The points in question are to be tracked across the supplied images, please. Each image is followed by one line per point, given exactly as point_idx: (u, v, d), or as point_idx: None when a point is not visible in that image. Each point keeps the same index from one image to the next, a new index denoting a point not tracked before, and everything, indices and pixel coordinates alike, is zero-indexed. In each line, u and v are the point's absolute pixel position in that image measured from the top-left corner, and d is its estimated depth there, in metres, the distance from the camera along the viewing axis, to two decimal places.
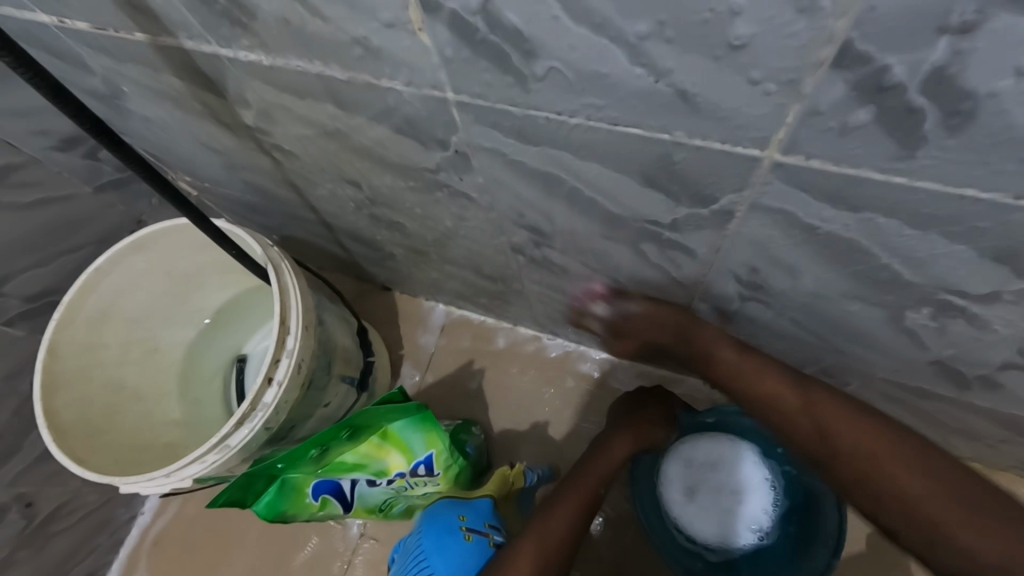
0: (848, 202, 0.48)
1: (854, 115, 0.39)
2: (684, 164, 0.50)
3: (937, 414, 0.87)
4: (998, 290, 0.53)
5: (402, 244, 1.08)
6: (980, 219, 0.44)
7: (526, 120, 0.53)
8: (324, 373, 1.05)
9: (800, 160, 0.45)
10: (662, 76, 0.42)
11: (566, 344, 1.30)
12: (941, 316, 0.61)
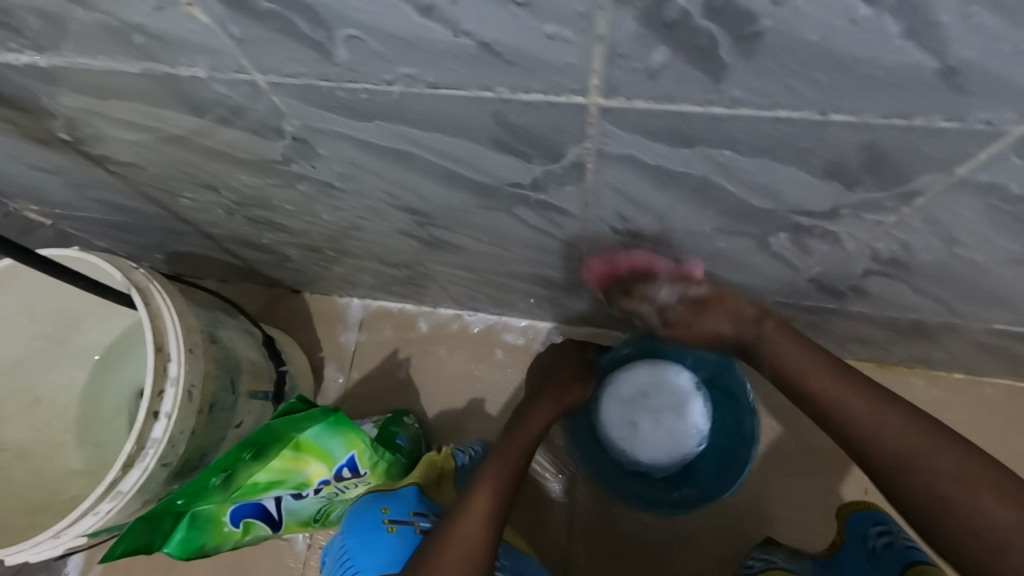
0: (683, 138, 0.50)
1: (651, 57, 0.41)
2: (521, 122, 0.51)
3: (827, 325, 0.94)
4: (836, 205, 0.58)
5: (296, 243, 1.06)
6: (807, 139, 0.47)
7: (348, 94, 0.53)
8: (227, 394, 1.05)
9: (623, 102, 0.46)
10: (458, 29, 0.41)
11: (488, 318, 1.32)
12: (799, 235, 0.66)
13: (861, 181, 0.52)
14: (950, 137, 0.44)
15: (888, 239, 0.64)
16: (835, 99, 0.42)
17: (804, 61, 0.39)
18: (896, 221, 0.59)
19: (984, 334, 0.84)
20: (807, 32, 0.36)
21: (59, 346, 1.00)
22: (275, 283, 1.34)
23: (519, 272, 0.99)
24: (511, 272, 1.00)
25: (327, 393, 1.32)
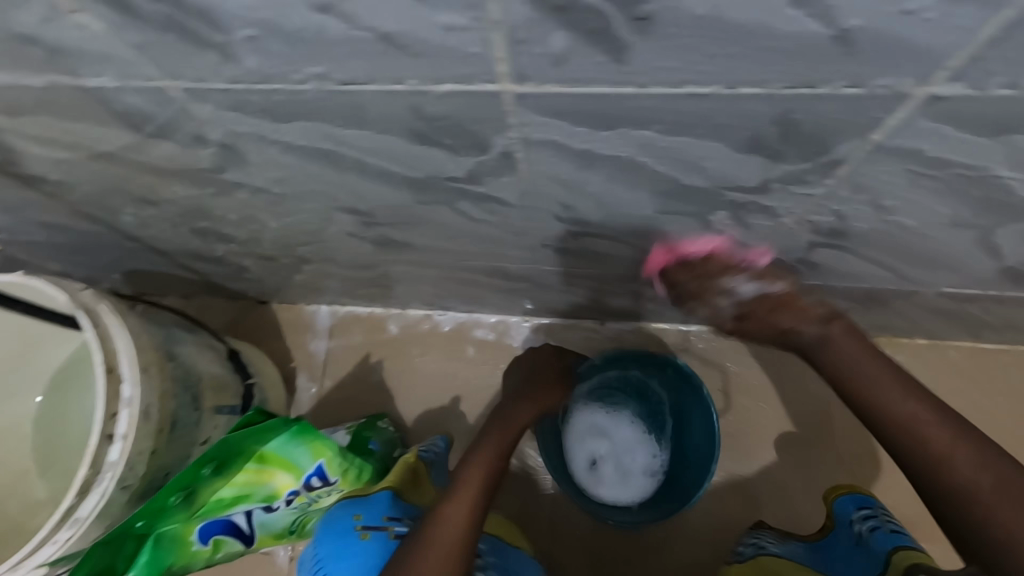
0: (771, 152, 0.40)
1: (750, 112, 0.36)
2: (670, 142, 0.40)
3: (928, 321, 0.85)
4: (956, 210, 0.46)
5: (256, 249, 0.84)
6: (847, 175, 0.42)
7: (452, 164, 0.47)
8: (190, 410, 0.82)
9: (645, 133, 0.39)
10: (493, 72, 0.34)
11: (457, 314, 1.12)
12: (818, 248, 0.58)
13: (940, 211, 0.47)
14: (978, 219, 0.48)
15: (990, 218, 0.47)
16: (834, 130, 0.37)
17: (856, 159, 0.40)
18: (1004, 227, 0.49)
19: (956, 341, 0.93)
20: (832, 79, 0.31)
21: (14, 366, 0.81)
22: (237, 294, 1.17)
23: (534, 297, 0.96)
24: (519, 294, 0.95)
25: (297, 408, 1.13)
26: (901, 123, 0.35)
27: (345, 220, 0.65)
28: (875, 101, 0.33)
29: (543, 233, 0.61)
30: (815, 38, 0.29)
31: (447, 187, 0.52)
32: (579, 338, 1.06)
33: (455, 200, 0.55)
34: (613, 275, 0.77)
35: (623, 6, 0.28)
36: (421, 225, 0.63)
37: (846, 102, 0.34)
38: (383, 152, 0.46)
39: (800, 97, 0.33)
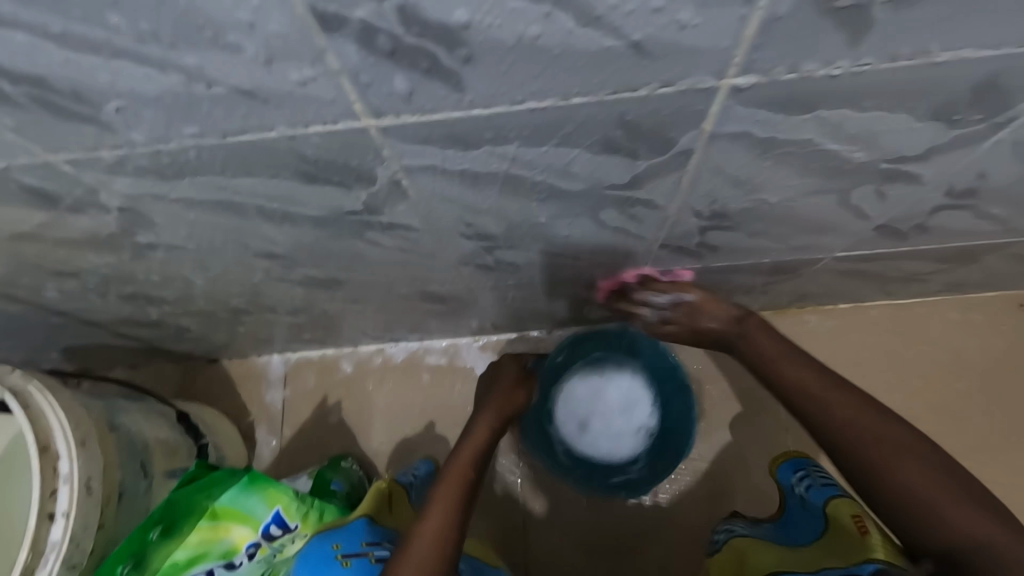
0: (629, 151, 0.44)
1: (589, 118, 0.40)
2: (534, 154, 0.44)
3: (843, 287, 0.91)
4: (809, 179, 0.51)
5: (188, 307, 0.84)
6: (700, 161, 0.47)
7: (347, 199, 0.50)
8: (138, 478, 0.81)
9: (509, 147, 0.43)
10: (349, 110, 0.37)
11: (409, 344, 1.13)
12: (709, 231, 0.63)
13: (796, 182, 0.52)
14: (832, 185, 0.52)
15: (843, 184, 0.52)
16: (670, 125, 0.41)
17: (700, 146, 0.44)
18: (858, 190, 0.54)
19: (874, 301, 0.98)
20: (642, 82, 0.36)
21: None
22: (184, 355, 1.15)
23: (476, 314, 0.98)
24: (461, 314, 0.97)
25: (259, 463, 1.11)
26: (721, 111, 0.39)
27: (267, 266, 0.67)
28: (690, 96, 0.38)
29: (457, 251, 0.65)
30: (613, 47, 0.33)
31: (351, 220, 0.55)
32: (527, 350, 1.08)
33: (363, 231, 0.57)
34: (541, 283, 0.80)
35: (442, 44, 0.32)
36: (340, 258, 0.65)
37: (667, 100, 0.38)
38: (281, 196, 0.49)
39: (627, 100, 0.38)
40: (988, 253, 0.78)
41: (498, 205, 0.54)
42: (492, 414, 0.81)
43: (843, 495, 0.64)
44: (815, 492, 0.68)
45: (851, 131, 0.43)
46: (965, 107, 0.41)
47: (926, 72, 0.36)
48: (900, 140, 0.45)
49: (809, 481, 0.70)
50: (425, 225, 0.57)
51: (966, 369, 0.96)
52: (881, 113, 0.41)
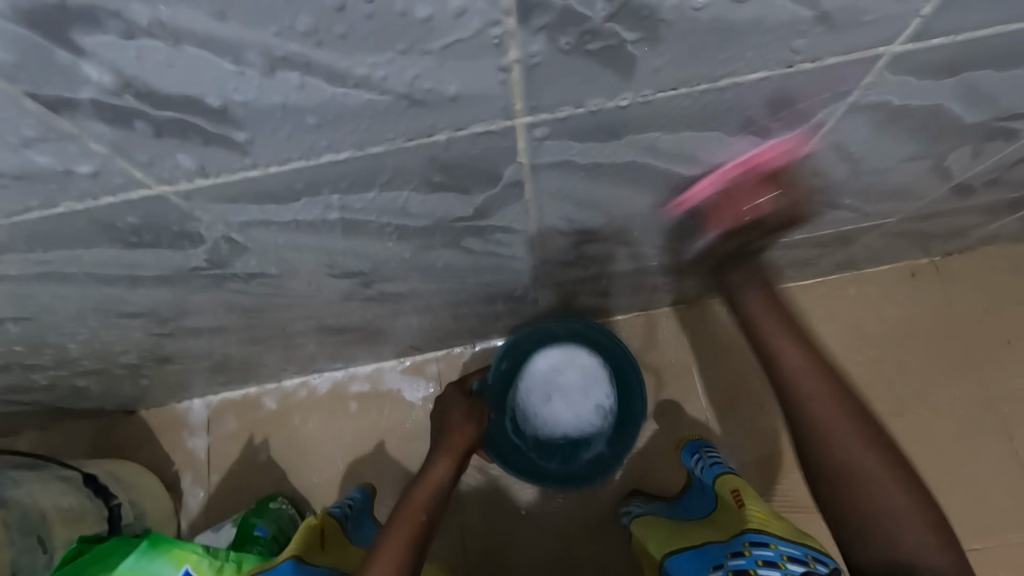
0: (459, 187, 0.44)
1: (398, 166, 0.39)
2: (362, 200, 0.43)
3: None
4: (655, 193, 0.52)
5: (74, 370, 0.79)
6: (536, 189, 0.47)
7: (185, 257, 0.48)
8: (34, 555, 0.79)
9: (329, 197, 0.42)
10: (134, 178, 0.36)
11: (334, 373, 1.11)
12: (583, 245, 0.63)
13: (643, 197, 0.52)
14: (677, 196, 0.54)
15: (690, 193, 0.53)
16: (484, 163, 0.41)
17: (528, 177, 0.45)
18: (707, 198, 0.56)
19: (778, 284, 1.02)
20: (431, 128, 0.36)
21: None
22: (96, 410, 1.10)
23: (391, 339, 0.97)
24: (376, 340, 0.95)
25: (186, 513, 1.07)
26: (530, 145, 0.40)
27: (139, 323, 0.64)
28: (491, 137, 0.38)
29: (333, 290, 0.63)
30: (386, 103, 0.33)
31: (203, 276, 0.53)
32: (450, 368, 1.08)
33: (221, 283, 0.55)
34: (441, 306, 0.79)
35: (202, 115, 0.32)
36: (214, 308, 0.63)
37: (467, 142, 0.38)
38: (110, 262, 0.47)
39: (422, 146, 0.38)
40: (864, 233, 0.81)
41: (354, 249, 0.53)
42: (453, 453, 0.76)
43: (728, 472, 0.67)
44: (708, 472, 0.70)
45: (669, 150, 0.44)
46: (767, 119, 0.42)
47: (709, 97, 0.38)
48: (722, 152, 0.46)
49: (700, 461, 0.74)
50: (285, 273, 0.55)
51: (867, 342, 1.00)
52: (687, 132, 0.42)
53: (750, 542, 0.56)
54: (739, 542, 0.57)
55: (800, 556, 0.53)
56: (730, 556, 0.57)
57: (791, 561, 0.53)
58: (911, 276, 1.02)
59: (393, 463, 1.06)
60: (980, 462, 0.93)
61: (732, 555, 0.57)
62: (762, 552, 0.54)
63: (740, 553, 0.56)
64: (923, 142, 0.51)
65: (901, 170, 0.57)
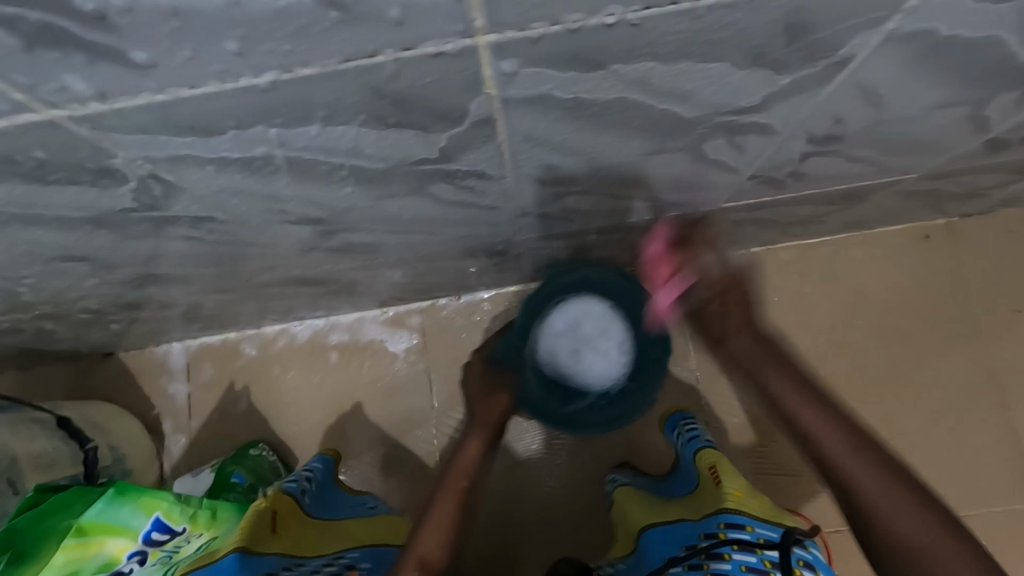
0: (415, 125, 0.37)
1: (339, 96, 0.33)
2: (303, 139, 0.37)
3: (743, 234, 0.88)
4: (649, 139, 0.45)
5: (29, 316, 0.74)
6: (509, 129, 0.40)
7: (107, 199, 0.41)
8: (5, 497, 0.78)
9: (262, 133, 0.35)
10: (14, 103, 0.29)
11: (314, 322, 1.08)
12: (569, 196, 0.57)
13: (635, 143, 0.46)
14: (675, 143, 0.47)
15: (688, 140, 0.47)
16: (444, 96, 0.35)
17: (498, 114, 0.38)
18: (708, 146, 0.49)
19: (780, 243, 0.96)
20: (373, 47, 0.29)
21: None
22: (72, 354, 1.07)
23: (370, 291, 0.92)
24: (354, 291, 0.91)
25: (167, 458, 1.06)
26: (497, 73, 0.33)
27: (84, 270, 0.59)
28: (447, 61, 0.31)
29: (292, 239, 0.58)
30: (309, 11, 0.26)
31: (136, 219, 0.46)
32: (433, 321, 1.05)
33: (162, 228, 0.49)
34: (418, 259, 0.74)
35: (73, 18, 0.25)
36: (162, 257, 0.57)
37: (419, 67, 0.31)
38: (19, 201, 0.40)
39: (364, 70, 0.31)
40: (881, 191, 0.74)
41: (307, 196, 0.47)
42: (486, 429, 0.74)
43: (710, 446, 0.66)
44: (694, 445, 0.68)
45: (664, 86, 0.37)
46: (785, 49, 0.35)
47: (716, 17, 0.31)
48: (728, 89, 0.39)
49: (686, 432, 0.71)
50: (230, 221, 0.49)
51: (868, 306, 0.95)
52: (685, 63, 0.35)
53: (725, 524, 0.56)
54: (714, 522, 0.57)
55: (771, 538, 0.55)
56: (703, 537, 0.56)
57: (765, 544, 0.54)
58: (919, 238, 0.95)
59: (375, 414, 1.04)
60: (976, 432, 0.90)
61: (704, 536, 0.56)
62: (737, 535, 0.54)
63: (716, 535, 0.55)
64: (962, 84, 0.44)
65: (931, 119, 0.50)
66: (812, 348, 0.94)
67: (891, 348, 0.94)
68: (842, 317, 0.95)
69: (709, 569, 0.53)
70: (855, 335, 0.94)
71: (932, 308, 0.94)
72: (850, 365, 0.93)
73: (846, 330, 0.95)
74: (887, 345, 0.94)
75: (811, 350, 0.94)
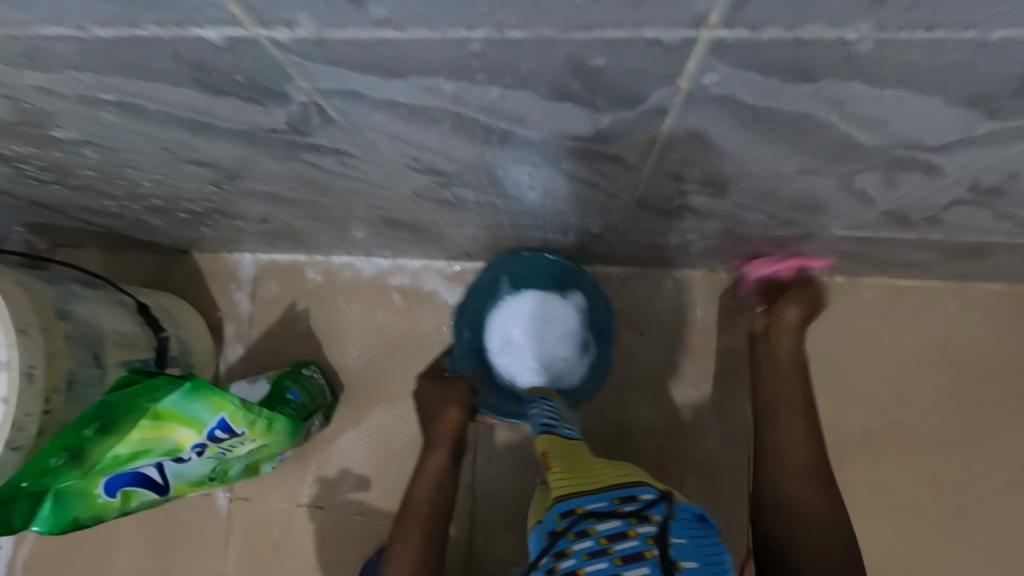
0: (589, 103, 0.37)
1: (536, 64, 0.32)
2: (476, 94, 0.36)
3: (837, 262, 0.84)
4: (808, 157, 0.43)
5: (138, 206, 0.77)
6: (676, 123, 0.39)
7: (265, 116, 0.42)
8: (90, 368, 0.80)
9: (440, 83, 0.35)
10: (235, 15, 0.30)
11: (381, 261, 1.10)
12: (689, 195, 0.55)
13: (791, 158, 0.43)
14: (830, 166, 0.45)
15: (847, 166, 0.44)
16: (635, 82, 0.34)
17: (676, 107, 0.37)
18: (862, 175, 0.46)
19: (869, 279, 0.92)
20: (600, 22, 0.28)
21: None
22: (153, 244, 1.12)
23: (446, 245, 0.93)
24: (431, 242, 0.91)
25: (224, 359, 1.12)
26: (700, 67, 0.32)
27: (206, 174, 0.60)
28: (662, 49, 0.30)
29: (408, 184, 0.58)
30: None
31: (278, 140, 0.47)
32: None
33: (296, 151, 0.50)
34: (510, 224, 0.74)
35: None
36: (281, 176, 0.58)
37: (628, 50, 0.30)
38: (186, 103, 0.41)
39: (578, 44, 0.30)
40: (1009, 250, 0.70)
41: (446, 149, 0.46)
42: (441, 449, 0.74)
43: (552, 430, 0.66)
44: (535, 429, 0.68)
45: (856, 111, 0.35)
46: (1010, 97, 0.33)
47: (959, 55, 0.29)
48: (921, 127, 0.37)
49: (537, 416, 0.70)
50: (360, 157, 0.50)
51: (947, 360, 0.91)
52: (895, 93, 0.33)
53: (560, 514, 0.55)
54: (550, 517, 0.55)
55: (603, 508, 0.54)
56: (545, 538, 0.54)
57: (594, 518, 0.53)
58: (1017, 302, 0.90)
59: (423, 361, 1.07)
60: None
61: (548, 535, 0.54)
62: (570, 523, 0.53)
63: (555, 533, 0.53)
64: None
65: None
66: (872, 389, 0.91)
67: (955, 403, 0.90)
68: (910, 365, 0.91)
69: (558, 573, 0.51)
70: (919, 385, 0.91)
71: (1013, 375, 0.89)
72: (906, 415, 0.90)
73: (912, 379, 0.91)
74: (955, 402, 0.90)
75: (871, 390, 0.91)
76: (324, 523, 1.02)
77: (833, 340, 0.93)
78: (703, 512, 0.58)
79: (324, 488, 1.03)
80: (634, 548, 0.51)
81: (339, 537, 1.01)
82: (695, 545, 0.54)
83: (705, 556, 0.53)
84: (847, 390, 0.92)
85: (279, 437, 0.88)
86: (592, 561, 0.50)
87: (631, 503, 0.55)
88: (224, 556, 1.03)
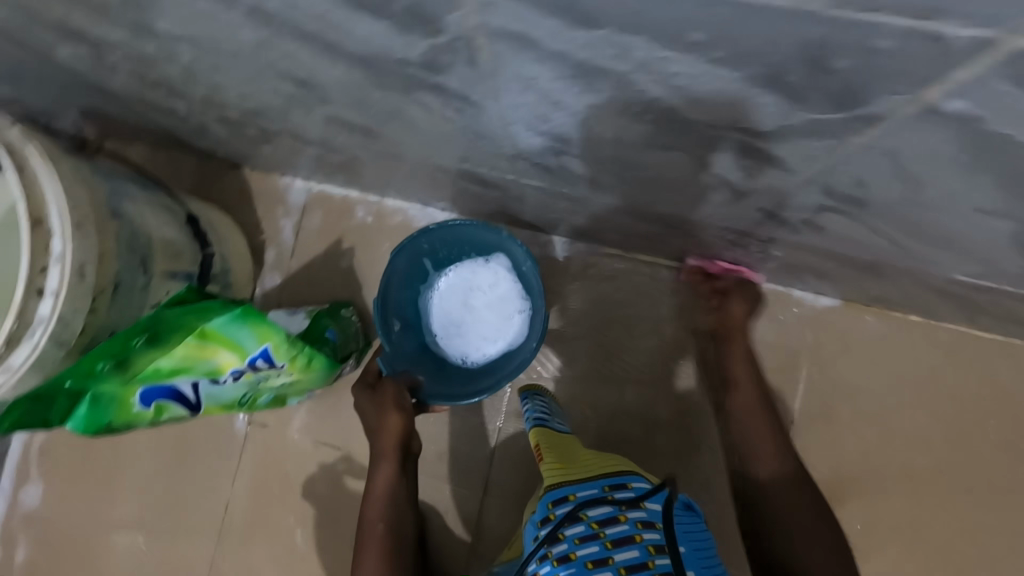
0: (798, 96, 0.31)
1: (769, 40, 0.27)
2: (668, 63, 0.31)
3: (927, 302, 0.78)
4: (1003, 198, 0.38)
5: (208, 113, 0.73)
6: (882, 134, 0.33)
7: (403, 45, 0.37)
8: (136, 273, 0.77)
9: (635, 41, 0.30)
10: None
11: (436, 213, 1.05)
12: (824, 210, 0.50)
13: (984, 195, 0.38)
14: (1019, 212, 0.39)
15: None
16: (873, 79, 0.28)
17: (896, 117, 0.31)
18: None
19: (950, 324, 0.86)
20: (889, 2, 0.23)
21: None
22: (205, 152, 1.08)
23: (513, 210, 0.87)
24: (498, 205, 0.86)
25: (261, 284, 1.09)
26: (969, 79, 0.26)
27: (298, 94, 0.55)
28: (941, 49, 0.25)
29: (517, 144, 0.52)
30: None
31: (404, 73, 0.42)
32: None
33: (415, 89, 0.45)
34: (598, 203, 0.68)
35: None
36: (381, 111, 0.53)
37: (898, 43, 0.25)
38: (322, 15, 0.36)
39: (839, 26, 0.25)
40: None
41: (588, 115, 0.41)
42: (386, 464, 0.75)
43: (544, 423, 0.72)
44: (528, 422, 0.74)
45: None
46: None
47: None
48: None
49: (530, 412, 0.76)
50: (484, 107, 0.45)
51: (1013, 422, 0.86)
52: None
53: (552, 502, 0.61)
54: (543, 505, 0.62)
55: (594, 495, 0.60)
56: (538, 525, 0.60)
57: (585, 505, 0.60)
58: None
59: None
60: None
61: (541, 522, 0.61)
62: (563, 510, 0.60)
63: (547, 520, 0.60)
64: None
65: None
66: (925, 435, 0.87)
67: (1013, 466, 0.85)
68: (971, 417, 0.87)
69: (551, 556, 0.57)
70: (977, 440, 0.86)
71: None
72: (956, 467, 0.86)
73: (971, 433, 0.87)
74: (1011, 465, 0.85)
75: (925, 437, 0.87)
76: (338, 463, 1.02)
77: (896, 379, 0.88)
78: (689, 500, 0.64)
79: (344, 429, 1.02)
80: (624, 532, 0.57)
81: (352, 479, 1.01)
82: (683, 533, 0.60)
83: (693, 543, 0.59)
84: (899, 432, 0.88)
85: (315, 375, 0.86)
86: (584, 543, 0.56)
87: (620, 491, 0.61)
88: (237, 477, 1.03)
